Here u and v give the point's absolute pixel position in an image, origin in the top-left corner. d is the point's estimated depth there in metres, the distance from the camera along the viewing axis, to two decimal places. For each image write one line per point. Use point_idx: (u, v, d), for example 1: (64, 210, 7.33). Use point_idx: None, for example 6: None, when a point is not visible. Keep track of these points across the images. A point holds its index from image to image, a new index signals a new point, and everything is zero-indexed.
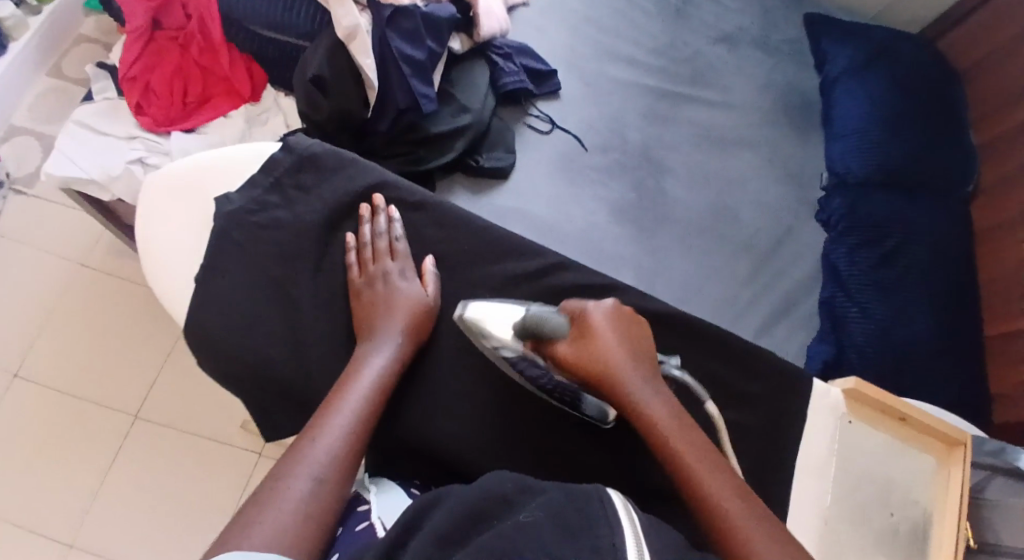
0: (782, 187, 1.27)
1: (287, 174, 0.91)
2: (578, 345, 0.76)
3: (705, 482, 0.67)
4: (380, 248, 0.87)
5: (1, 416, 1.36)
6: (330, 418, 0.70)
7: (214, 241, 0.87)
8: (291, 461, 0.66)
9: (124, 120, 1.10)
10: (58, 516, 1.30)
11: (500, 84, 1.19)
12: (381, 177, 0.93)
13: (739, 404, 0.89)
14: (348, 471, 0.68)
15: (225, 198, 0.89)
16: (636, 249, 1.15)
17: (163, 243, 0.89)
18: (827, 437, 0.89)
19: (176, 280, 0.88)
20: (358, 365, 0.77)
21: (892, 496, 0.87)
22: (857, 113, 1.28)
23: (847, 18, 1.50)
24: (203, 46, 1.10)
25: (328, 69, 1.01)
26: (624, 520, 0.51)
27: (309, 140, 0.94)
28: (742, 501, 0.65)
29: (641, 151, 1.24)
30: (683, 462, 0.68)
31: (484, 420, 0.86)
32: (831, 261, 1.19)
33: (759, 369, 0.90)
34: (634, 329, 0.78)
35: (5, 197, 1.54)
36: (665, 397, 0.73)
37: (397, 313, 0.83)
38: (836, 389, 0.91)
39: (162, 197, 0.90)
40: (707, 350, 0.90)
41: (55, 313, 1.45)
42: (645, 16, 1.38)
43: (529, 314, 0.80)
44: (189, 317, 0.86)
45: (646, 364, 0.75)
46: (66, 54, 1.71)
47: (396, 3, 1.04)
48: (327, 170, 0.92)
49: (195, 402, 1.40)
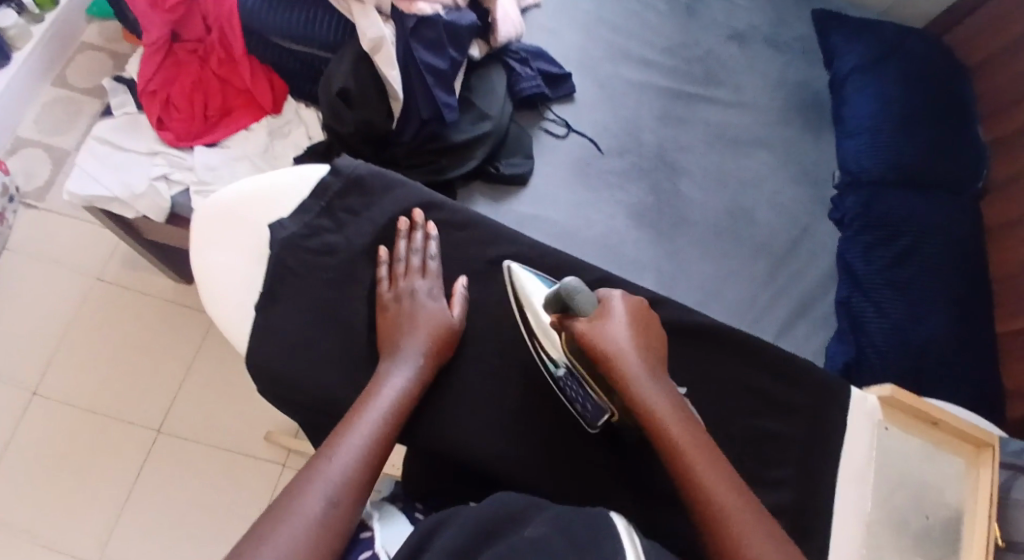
0: (795, 185, 1.25)
1: (337, 197, 0.92)
2: (595, 327, 0.76)
3: (714, 487, 0.66)
4: (411, 265, 0.87)
5: (23, 432, 1.36)
6: (346, 437, 0.69)
7: (274, 269, 0.87)
8: (304, 480, 0.65)
9: (146, 135, 1.11)
10: (79, 531, 1.30)
11: (517, 89, 1.20)
12: (427, 198, 0.93)
13: (782, 415, 0.88)
14: (360, 493, 0.66)
15: (279, 224, 0.89)
16: (656, 253, 1.14)
17: (219, 268, 0.87)
18: (867, 448, 0.89)
19: (238, 306, 0.86)
20: (377, 386, 0.76)
21: (926, 498, 0.90)
22: (869, 109, 1.26)
23: (855, 12, 1.49)
24: (223, 58, 1.10)
25: (353, 82, 1.03)
26: (626, 537, 0.51)
27: (355, 162, 0.94)
28: (754, 514, 0.65)
29: (656, 154, 1.23)
30: (694, 472, 0.68)
31: (497, 420, 0.86)
32: (845, 259, 1.17)
33: (802, 383, 0.90)
34: (648, 327, 0.79)
35: (15, 210, 1.53)
36: (675, 400, 0.73)
37: (420, 331, 0.81)
38: (873, 395, 0.91)
39: (217, 224, 0.88)
40: (749, 361, 0.90)
41: (73, 327, 1.45)
42: (655, 16, 1.38)
43: (566, 280, 0.80)
44: (248, 344, 0.85)
45: (657, 366, 0.75)
46: (70, 63, 1.70)
47: (418, 12, 1.03)
48: (374, 194, 0.93)
49: (215, 413, 1.40)
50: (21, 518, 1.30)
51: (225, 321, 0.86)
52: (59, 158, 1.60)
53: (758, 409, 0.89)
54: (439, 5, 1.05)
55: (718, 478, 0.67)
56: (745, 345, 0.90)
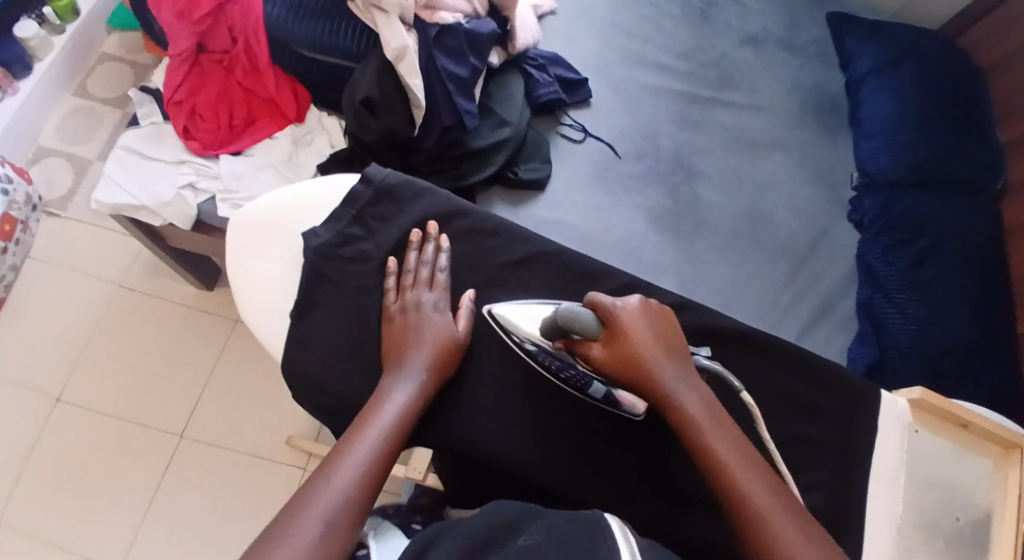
0: (813, 188, 1.25)
1: (367, 208, 0.93)
2: (612, 347, 0.75)
3: (747, 490, 0.67)
4: (420, 277, 0.87)
5: (48, 439, 1.38)
6: (347, 455, 0.69)
7: (308, 275, 0.88)
8: (303, 499, 0.65)
9: (173, 144, 1.13)
10: (104, 537, 1.31)
11: (535, 95, 1.21)
12: (454, 206, 0.94)
13: (813, 419, 0.89)
14: (359, 512, 0.66)
15: (313, 233, 0.90)
16: (676, 256, 1.15)
17: (257, 276, 0.90)
18: (899, 448, 0.89)
19: (272, 313, 0.88)
20: (379, 402, 0.76)
21: (958, 501, 0.89)
22: (885, 109, 1.26)
23: (868, 14, 1.48)
24: (248, 69, 1.12)
25: (377, 91, 1.04)
26: (621, 541, 0.50)
27: (385, 170, 0.95)
28: (791, 516, 0.66)
29: (674, 158, 1.24)
30: (730, 474, 0.69)
31: (511, 425, 0.86)
32: (865, 260, 1.17)
33: (830, 385, 0.90)
34: (663, 327, 0.77)
35: (38, 219, 1.55)
36: (705, 400, 0.73)
37: (425, 345, 0.81)
38: (903, 398, 0.92)
39: (253, 232, 0.91)
40: (779, 364, 0.90)
41: (97, 334, 1.47)
42: (671, 21, 1.38)
43: (560, 308, 0.77)
44: (287, 349, 0.86)
45: (682, 366, 0.75)
46: (90, 72, 1.72)
47: (440, 21, 1.06)
48: (404, 202, 0.94)
49: (236, 419, 1.41)
50: (47, 524, 1.32)
51: (260, 326, 0.88)
52: (80, 167, 1.62)
53: (788, 412, 0.89)
54: (459, 14, 1.08)
55: (754, 479, 0.68)
56: (771, 347, 0.91)
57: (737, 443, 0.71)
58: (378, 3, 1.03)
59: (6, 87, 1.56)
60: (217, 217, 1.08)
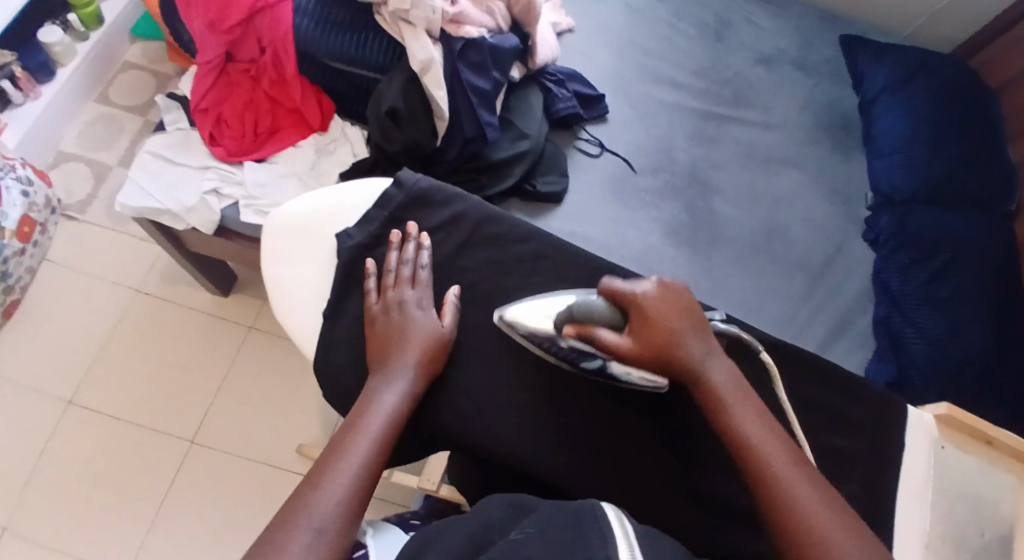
0: (829, 205, 1.26)
1: (400, 209, 0.94)
2: (637, 335, 0.77)
3: (772, 461, 0.69)
4: (401, 276, 0.87)
5: (60, 441, 1.39)
6: (337, 464, 0.70)
7: (342, 277, 0.90)
8: (294, 509, 0.66)
9: (199, 150, 1.15)
10: (114, 541, 1.32)
11: (553, 110, 1.23)
12: (484, 213, 0.95)
13: (837, 428, 0.89)
14: (352, 518, 0.67)
15: (345, 235, 0.92)
16: (693, 269, 1.16)
17: (292, 280, 0.91)
18: (928, 464, 0.89)
19: (299, 318, 0.90)
20: (366, 404, 0.76)
21: (983, 515, 0.90)
22: (898, 128, 1.26)
23: (882, 35, 1.49)
24: (275, 79, 1.14)
25: (403, 103, 1.07)
26: (618, 531, 0.52)
27: (416, 175, 0.96)
28: (823, 499, 0.67)
29: (689, 172, 1.25)
30: (759, 458, 0.69)
31: (516, 428, 0.85)
32: (881, 278, 1.17)
33: (860, 397, 0.90)
34: (681, 305, 0.79)
35: (57, 222, 1.57)
36: (729, 376, 0.76)
37: (410, 345, 0.81)
38: (930, 414, 0.91)
39: (287, 237, 0.93)
40: (813, 379, 0.90)
41: (111, 338, 1.48)
42: (686, 40, 1.40)
43: (576, 299, 0.79)
44: (317, 358, 0.87)
45: (708, 339, 0.78)
46: (113, 80, 1.75)
47: (465, 35, 1.07)
48: (436, 206, 0.95)
49: (250, 425, 1.42)
50: (57, 527, 1.32)
51: (292, 333, 0.90)
52: (100, 172, 1.64)
53: (821, 426, 0.89)
54: (484, 28, 1.10)
55: (786, 462, 0.69)
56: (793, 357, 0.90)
57: (767, 428, 0.72)
58: (406, 17, 1.06)
59: (30, 92, 1.58)
60: (238, 223, 1.11)
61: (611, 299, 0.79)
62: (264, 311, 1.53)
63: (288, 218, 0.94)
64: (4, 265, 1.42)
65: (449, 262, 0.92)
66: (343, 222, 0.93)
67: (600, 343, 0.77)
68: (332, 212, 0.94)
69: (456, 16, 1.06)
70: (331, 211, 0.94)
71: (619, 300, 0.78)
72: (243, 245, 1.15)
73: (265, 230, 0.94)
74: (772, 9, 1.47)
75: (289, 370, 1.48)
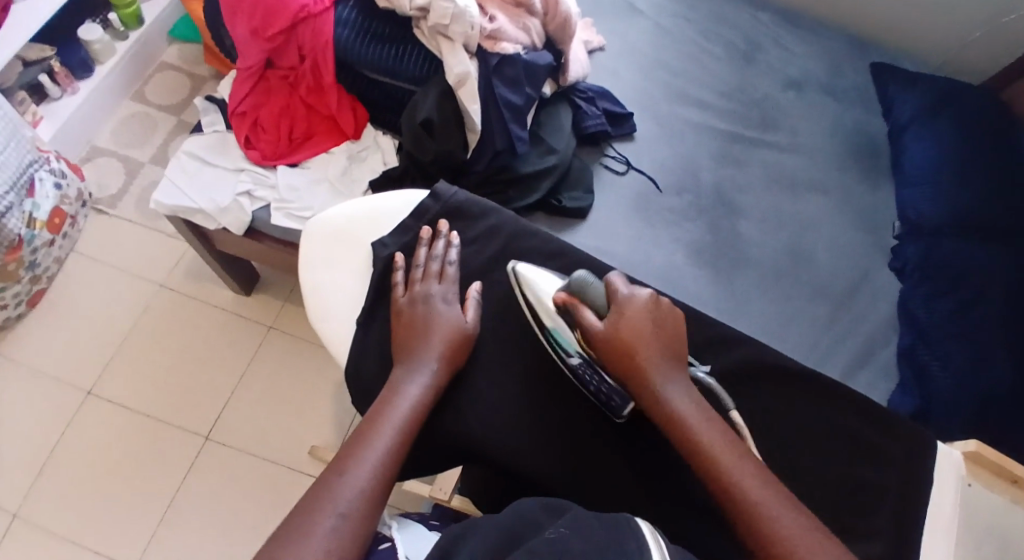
0: (854, 232, 1.25)
1: (436, 219, 0.96)
2: (611, 324, 0.78)
3: (741, 480, 0.69)
4: (429, 271, 0.89)
5: (79, 431, 1.41)
6: (360, 453, 0.71)
7: (375, 287, 0.91)
8: (318, 496, 0.67)
9: (233, 153, 1.19)
10: (128, 534, 1.33)
11: (582, 126, 1.25)
12: (518, 228, 0.96)
13: (860, 460, 0.89)
14: (375, 507, 0.68)
15: (381, 244, 0.93)
16: (715, 290, 1.16)
17: (321, 285, 0.93)
18: (952, 501, 0.87)
19: (326, 322, 0.91)
20: (391, 395, 0.77)
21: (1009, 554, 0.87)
22: (927, 158, 1.26)
23: (912, 62, 1.49)
24: (312, 86, 1.16)
25: (436, 114, 1.09)
26: (652, 544, 0.52)
27: (453, 189, 0.97)
28: (793, 517, 0.67)
29: (714, 193, 1.25)
30: (726, 475, 0.70)
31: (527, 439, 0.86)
32: (906, 308, 1.16)
33: (888, 430, 0.90)
34: (662, 321, 0.79)
35: (86, 215, 1.60)
36: (697, 401, 0.75)
37: (434, 338, 0.82)
38: (959, 450, 0.91)
39: (323, 241, 0.95)
40: (837, 409, 0.91)
41: (134, 331, 1.51)
42: (715, 61, 1.41)
43: (577, 274, 0.84)
44: (348, 362, 0.88)
45: (679, 366, 0.78)
46: (148, 79, 1.78)
47: (501, 51, 1.10)
48: (470, 220, 0.96)
49: (266, 425, 1.44)
50: (72, 516, 1.34)
51: (320, 338, 0.91)
52: (132, 168, 1.67)
53: (846, 458, 0.89)
54: (520, 45, 1.12)
55: (752, 480, 0.69)
56: (812, 383, 0.91)
57: (734, 448, 0.72)
58: (445, 31, 1.07)
59: (67, 87, 1.62)
60: (269, 225, 1.15)
61: (609, 291, 0.82)
62: (284, 311, 1.55)
63: (323, 225, 0.96)
64: (33, 255, 1.44)
65: (477, 272, 0.93)
66: (377, 233, 0.95)
67: (577, 316, 0.81)
68: (363, 221, 0.96)
69: (493, 33, 1.09)
70: (363, 220, 0.96)
71: (610, 293, 0.81)
72: (269, 245, 1.19)
73: (303, 237, 0.96)
74: (803, 33, 1.47)
75: (305, 372, 1.49)
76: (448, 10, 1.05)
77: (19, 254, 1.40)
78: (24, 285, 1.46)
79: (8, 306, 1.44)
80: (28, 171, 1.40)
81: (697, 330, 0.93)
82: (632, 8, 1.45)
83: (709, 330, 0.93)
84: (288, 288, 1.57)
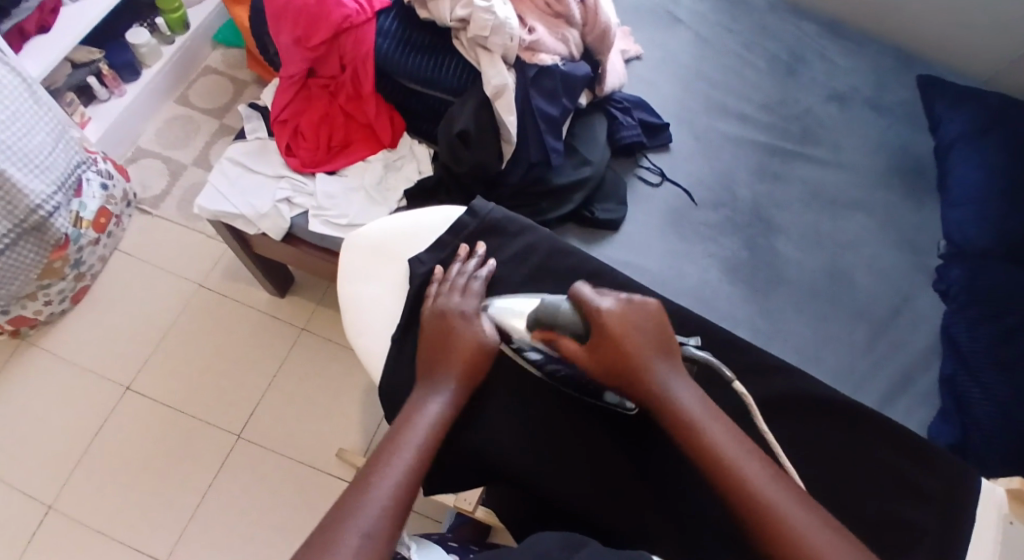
0: (896, 252, 1.23)
1: (473, 237, 0.96)
2: (595, 342, 0.77)
3: (752, 479, 0.69)
4: (454, 285, 0.89)
5: (117, 426, 1.45)
6: (382, 470, 0.72)
7: (412, 300, 0.92)
8: (343, 513, 0.68)
9: (275, 160, 1.22)
10: (159, 531, 1.36)
11: (618, 137, 1.25)
12: (554, 244, 0.97)
13: (901, 496, 0.87)
14: (395, 524, 0.69)
15: (418, 261, 0.94)
16: (750, 309, 1.15)
17: (358, 293, 0.94)
18: (995, 540, 0.84)
19: (359, 330, 0.92)
20: (412, 413, 0.78)
21: None
22: (974, 177, 1.23)
23: (959, 77, 1.46)
24: (351, 95, 1.18)
25: (473, 126, 1.10)
26: None
27: (490, 205, 0.98)
28: (819, 520, 0.67)
29: (750, 209, 1.24)
30: (748, 484, 0.69)
31: (547, 450, 0.86)
32: (948, 333, 1.14)
33: (930, 464, 0.88)
34: (649, 329, 0.78)
35: (130, 215, 1.65)
36: (701, 401, 0.75)
37: (453, 355, 0.82)
38: (1002, 487, 0.88)
39: (363, 253, 0.96)
40: (877, 441, 0.89)
41: (172, 331, 1.54)
42: (755, 73, 1.39)
43: (541, 303, 0.82)
44: (385, 373, 0.90)
45: (675, 362, 0.77)
46: (192, 83, 1.82)
47: (539, 62, 1.11)
48: (508, 235, 0.97)
49: (298, 430, 1.45)
50: (107, 509, 1.38)
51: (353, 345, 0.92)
52: (174, 170, 1.71)
53: (888, 494, 0.87)
54: (557, 56, 1.13)
55: (773, 487, 0.69)
56: (848, 409, 0.90)
57: (750, 455, 0.71)
58: (484, 43, 1.08)
59: (114, 89, 1.66)
60: (306, 231, 1.17)
61: (581, 306, 0.80)
62: (318, 314, 1.57)
63: (363, 238, 0.97)
64: (78, 253, 1.49)
65: (511, 285, 0.94)
66: (415, 246, 0.96)
67: (559, 346, 0.80)
68: (400, 233, 0.97)
69: (532, 44, 1.10)
70: (400, 233, 0.97)
71: (579, 307, 0.80)
72: (307, 251, 1.21)
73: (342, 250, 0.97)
74: (846, 46, 1.45)
75: (338, 377, 1.51)
76: (488, 23, 1.06)
77: (65, 252, 1.45)
78: (69, 282, 1.50)
79: (52, 302, 1.49)
80: (76, 172, 1.44)
81: (730, 349, 0.92)
82: (672, 18, 1.45)
83: (743, 349, 0.92)
84: (322, 292, 1.59)
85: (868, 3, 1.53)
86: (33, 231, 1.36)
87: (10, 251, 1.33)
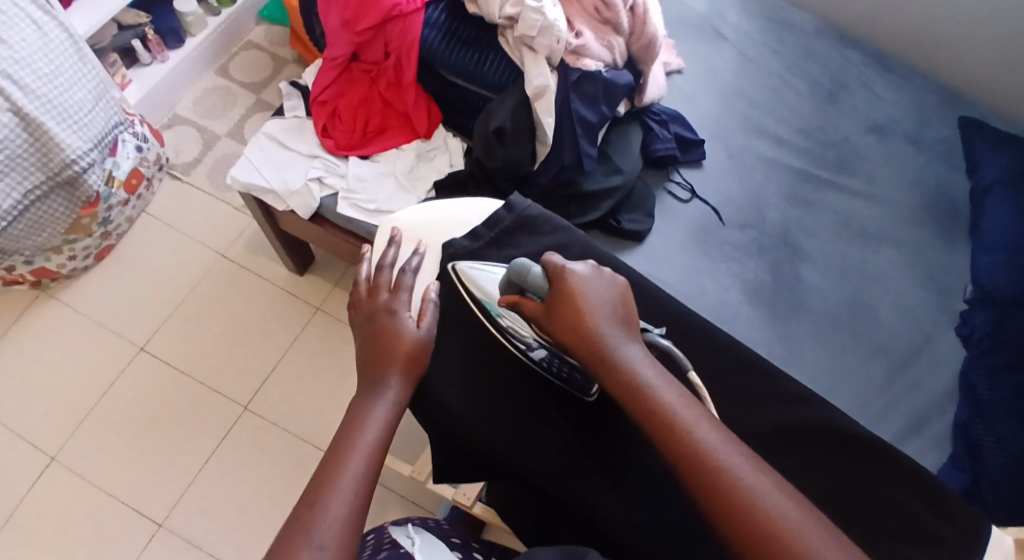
0: (923, 293, 1.21)
1: (510, 230, 0.96)
2: (555, 301, 0.73)
3: (709, 447, 0.64)
4: (379, 282, 0.87)
5: (125, 385, 1.46)
6: (334, 481, 0.70)
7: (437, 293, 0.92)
8: (298, 531, 0.65)
9: (310, 139, 1.22)
10: (157, 493, 1.37)
11: (652, 149, 1.24)
12: (586, 249, 0.97)
13: (908, 537, 0.85)
14: (355, 537, 0.67)
15: (450, 243, 0.94)
16: (768, 333, 1.14)
17: None
18: None
19: None
20: (360, 419, 0.76)
21: None
22: (1009, 224, 1.20)
23: (1002, 120, 1.43)
24: (391, 82, 1.19)
25: (511, 123, 1.11)
26: None
27: (527, 201, 0.98)
28: (794, 503, 0.62)
29: (778, 234, 1.23)
30: (711, 459, 0.64)
31: (548, 441, 0.85)
32: (967, 380, 1.12)
33: (940, 508, 0.86)
34: (610, 297, 0.74)
35: (162, 179, 1.67)
36: (657, 368, 0.70)
37: (396, 356, 0.80)
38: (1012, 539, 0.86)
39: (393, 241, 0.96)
40: (885, 481, 0.88)
41: (190, 297, 1.56)
42: (796, 98, 1.38)
43: (515, 264, 0.79)
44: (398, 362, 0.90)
45: (632, 332, 0.73)
46: (234, 55, 1.84)
47: (583, 67, 1.11)
48: (542, 233, 0.97)
49: (304, 405, 1.46)
50: (109, 467, 1.39)
51: None
52: (208, 140, 1.72)
53: (893, 532, 0.85)
54: (601, 63, 1.14)
55: (741, 465, 0.64)
56: (861, 445, 0.89)
57: (711, 429, 0.66)
58: (530, 43, 1.09)
59: (157, 55, 1.69)
60: (334, 212, 1.18)
61: (547, 269, 0.76)
62: (333, 295, 1.58)
63: (396, 224, 0.98)
64: (108, 212, 1.50)
65: None
66: (447, 233, 0.96)
67: (525, 310, 0.76)
68: (430, 224, 0.97)
69: (577, 48, 1.11)
70: (431, 223, 0.97)
71: (550, 269, 0.75)
72: (331, 232, 1.22)
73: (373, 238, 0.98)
74: (892, 79, 1.43)
75: (347, 358, 1.51)
76: (537, 23, 1.06)
77: (94, 210, 1.46)
78: (95, 239, 1.52)
79: (77, 257, 1.51)
80: (112, 133, 1.45)
81: (748, 375, 0.92)
82: (718, 34, 1.44)
83: (759, 374, 0.92)
84: (340, 273, 1.60)
85: (917, 38, 1.51)
86: (65, 185, 1.38)
87: (38, 203, 1.35)
